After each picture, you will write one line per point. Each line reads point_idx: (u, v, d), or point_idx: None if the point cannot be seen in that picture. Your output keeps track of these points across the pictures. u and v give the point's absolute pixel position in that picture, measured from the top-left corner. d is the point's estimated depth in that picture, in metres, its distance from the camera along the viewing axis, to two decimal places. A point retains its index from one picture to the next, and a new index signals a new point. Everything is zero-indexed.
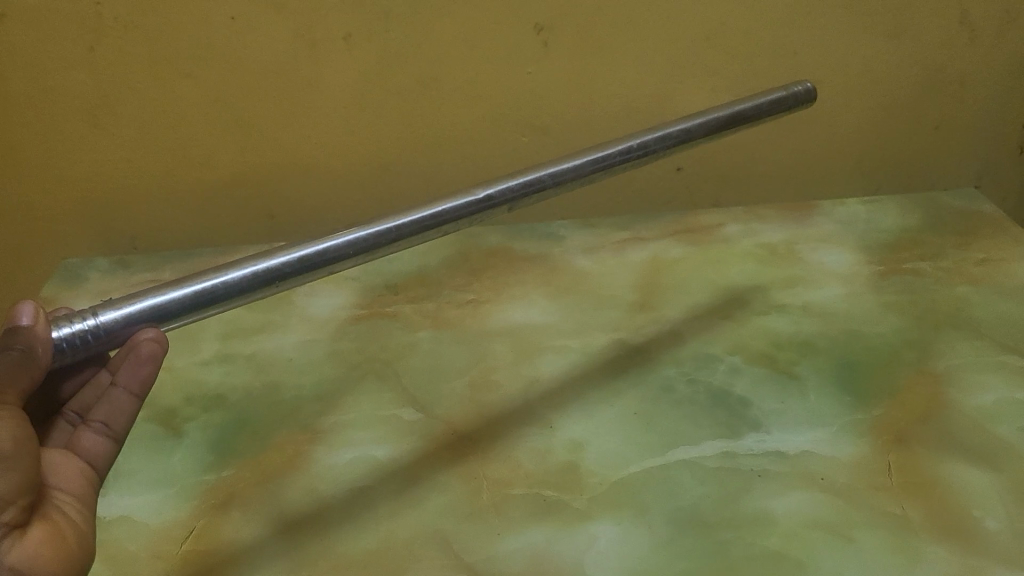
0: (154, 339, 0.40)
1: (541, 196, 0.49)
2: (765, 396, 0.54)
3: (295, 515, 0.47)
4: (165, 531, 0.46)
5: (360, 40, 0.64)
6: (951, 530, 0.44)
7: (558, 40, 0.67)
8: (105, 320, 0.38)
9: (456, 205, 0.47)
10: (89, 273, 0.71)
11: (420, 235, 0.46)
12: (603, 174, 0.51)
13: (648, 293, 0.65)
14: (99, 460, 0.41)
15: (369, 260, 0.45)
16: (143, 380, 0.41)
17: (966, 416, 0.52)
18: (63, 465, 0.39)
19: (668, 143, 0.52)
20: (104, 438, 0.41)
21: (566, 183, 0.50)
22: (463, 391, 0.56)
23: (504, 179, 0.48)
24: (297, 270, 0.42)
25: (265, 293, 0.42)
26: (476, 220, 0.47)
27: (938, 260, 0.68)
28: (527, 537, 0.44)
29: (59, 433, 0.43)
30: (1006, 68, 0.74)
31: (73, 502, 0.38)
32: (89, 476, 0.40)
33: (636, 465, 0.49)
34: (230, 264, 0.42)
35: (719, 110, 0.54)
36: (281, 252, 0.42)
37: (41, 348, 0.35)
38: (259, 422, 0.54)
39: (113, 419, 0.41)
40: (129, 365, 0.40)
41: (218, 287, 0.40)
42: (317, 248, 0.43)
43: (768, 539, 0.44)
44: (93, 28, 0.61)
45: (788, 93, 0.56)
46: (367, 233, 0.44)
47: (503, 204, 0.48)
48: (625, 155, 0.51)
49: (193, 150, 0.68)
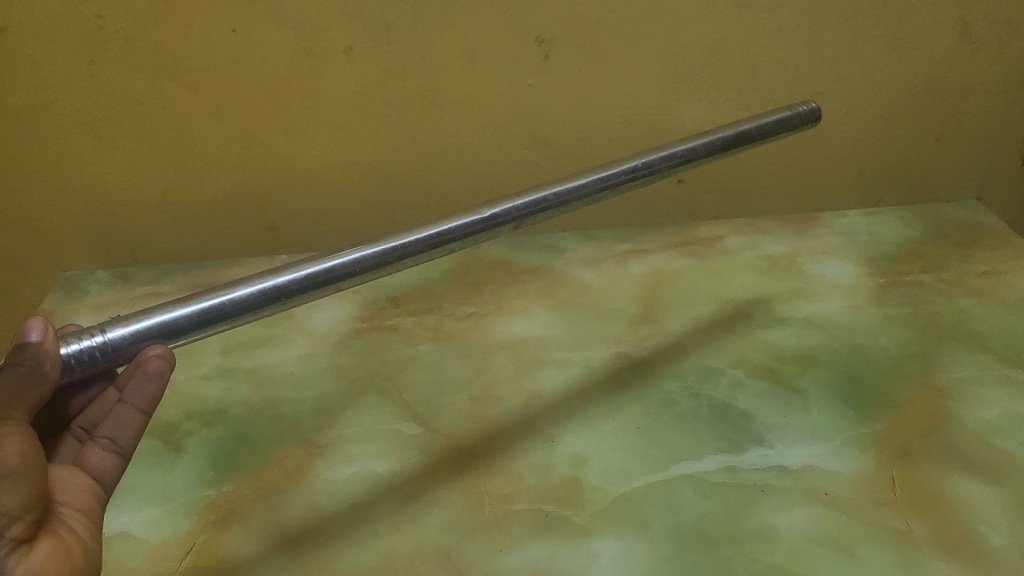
0: (161, 356, 0.39)
1: (546, 216, 0.49)
2: (767, 410, 0.53)
3: (295, 530, 0.47)
4: (164, 547, 0.46)
5: (361, 54, 0.65)
6: (956, 546, 0.44)
7: (559, 53, 0.67)
8: (113, 337, 0.38)
9: (462, 225, 0.47)
10: (90, 287, 0.71)
11: (426, 253, 0.46)
12: (609, 194, 0.51)
13: (650, 305, 0.65)
14: (107, 476, 0.40)
15: (375, 278, 0.45)
16: (150, 397, 0.40)
17: (970, 430, 0.51)
18: (69, 481, 0.39)
19: (673, 163, 0.52)
20: (112, 454, 0.40)
21: (572, 204, 0.50)
22: (465, 405, 0.56)
23: (510, 198, 0.49)
24: (304, 288, 0.43)
25: (271, 311, 0.43)
26: (480, 240, 0.48)
27: (941, 273, 0.68)
28: (529, 553, 0.44)
29: (65, 449, 0.43)
30: (1008, 79, 0.74)
31: (79, 518, 0.37)
32: (96, 493, 0.39)
33: (638, 480, 0.49)
34: (238, 281, 0.42)
35: (723, 130, 0.54)
36: (289, 269, 0.43)
37: (49, 364, 0.36)
38: (259, 437, 0.54)
39: (120, 435, 0.40)
40: (136, 383, 0.40)
41: (224, 304, 0.41)
42: (324, 265, 0.43)
43: (771, 555, 0.44)
44: (95, 41, 0.62)
45: (791, 113, 0.56)
46: (373, 251, 0.45)
47: (508, 223, 0.48)
48: (630, 174, 0.51)
49: (194, 163, 0.68)
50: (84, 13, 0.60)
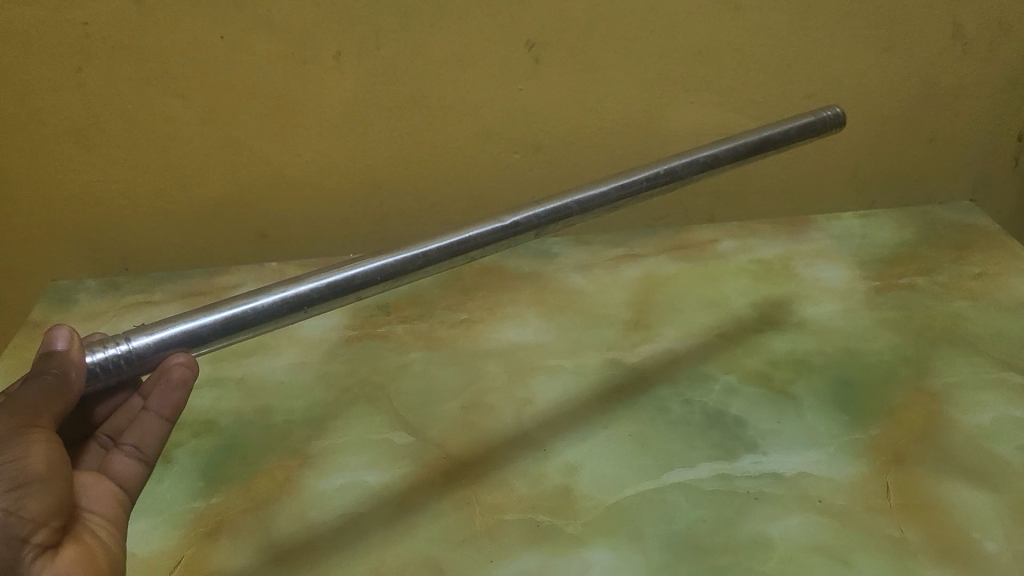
0: (184, 364, 0.41)
1: (567, 223, 0.49)
2: (760, 417, 0.53)
3: (285, 542, 0.46)
4: (153, 560, 0.46)
5: (350, 59, 0.64)
6: (952, 552, 0.43)
7: (549, 56, 0.66)
8: (137, 346, 0.39)
9: (481, 233, 0.47)
10: (80, 296, 0.70)
11: (446, 261, 0.46)
12: (630, 201, 0.51)
13: (642, 311, 0.65)
14: (130, 482, 0.41)
15: (397, 286, 0.45)
16: (174, 404, 0.42)
17: (964, 435, 0.51)
18: (94, 488, 0.40)
19: (695, 169, 0.52)
20: (135, 461, 0.42)
21: (593, 210, 0.50)
22: (456, 413, 0.55)
23: (531, 205, 0.49)
24: (325, 296, 0.43)
25: (295, 319, 0.43)
26: (500, 247, 0.48)
27: (934, 275, 0.68)
28: (521, 564, 0.44)
29: (90, 456, 0.43)
30: (1001, 80, 0.73)
31: (104, 525, 0.39)
32: (120, 499, 0.41)
33: (631, 488, 0.48)
34: (261, 289, 0.43)
35: (746, 135, 0.54)
36: (311, 278, 0.43)
37: (74, 372, 0.37)
38: (249, 447, 0.54)
39: (144, 442, 0.42)
40: (160, 391, 0.41)
41: (238, 312, 0.41)
42: (345, 274, 0.44)
43: (764, 564, 0.43)
44: (81, 50, 0.61)
45: (815, 118, 0.55)
46: (394, 260, 0.45)
47: (530, 230, 0.48)
48: (651, 181, 0.51)
49: (184, 170, 0.68)
50: (71, 22, 0.60)
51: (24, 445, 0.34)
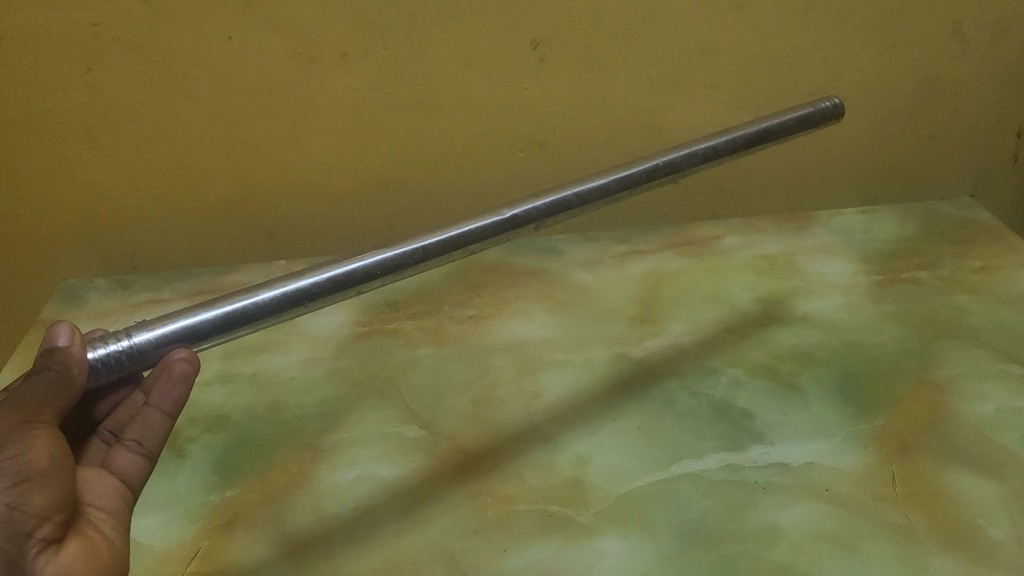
0: (186, 359, 0.41)
1: (567, 215, 0.50)
2: (766, 409, 0.54)
3: (301, 533, 0.47)
4: (170, 552, 0.47)
5: (356, 59, 0.65)
6: (957, 539, 0.44)
7: (553, 55, 0.67)
8: (138, 341, 0.40)
9: (482, 225, 0.48)
10: (89, 295, 0.71)
11: (446, 254, 0.47)
12: (628, 193, 0.52)
13: (649, 306, 0.65)
14: (133, 478, 0.42)
15: (396, 279, 0.46)
16: (175, 400, 0.42)
17: (968, 425, 0.52)
18: (97, 484, 0.40)
19: (693, 161, 0.53)
20: (138, 456, 0.42)
21: (593, 203, 0.51)
22: (467, 407, 0.56)
23: (530, 198, 0.50)
24: (325, 291, 0.44)
25: (295, 313, 0.44)
26: (501, 239, 0.49)
27: (936, 270, 0.69)
28: (534, 554, 0.45)
29: (93, 451, 0.44)
30: (999, 76, 0.74)
31: (108, 520, 0.39)
32: (123, 494, 0.41)
33: (641, 479, 0.49)
34: (259, 285, 0.44)
35: (744, 127, 0.54)
36: (311, 273, 0.44)
37: (77, 368, 0.38)
38: (262, 442, 0.54)
39: (146, 438, 0.42)
40: (162, 387, 0.41)
41: (240, 307, 0.42)
42: (345, 268, 0.44)
43: (774, 552, 0.44)
44: (91, 50, 0.62)
45: (813, 110, 0.56)
46: (393, 254, 0.46)
47: (528, 223, 0.49)
48: (651, 173, 0.51)
49: (191, 170, 0.68)
50: (81, 23, 0.61)
51: (25, 440, 0.35)
